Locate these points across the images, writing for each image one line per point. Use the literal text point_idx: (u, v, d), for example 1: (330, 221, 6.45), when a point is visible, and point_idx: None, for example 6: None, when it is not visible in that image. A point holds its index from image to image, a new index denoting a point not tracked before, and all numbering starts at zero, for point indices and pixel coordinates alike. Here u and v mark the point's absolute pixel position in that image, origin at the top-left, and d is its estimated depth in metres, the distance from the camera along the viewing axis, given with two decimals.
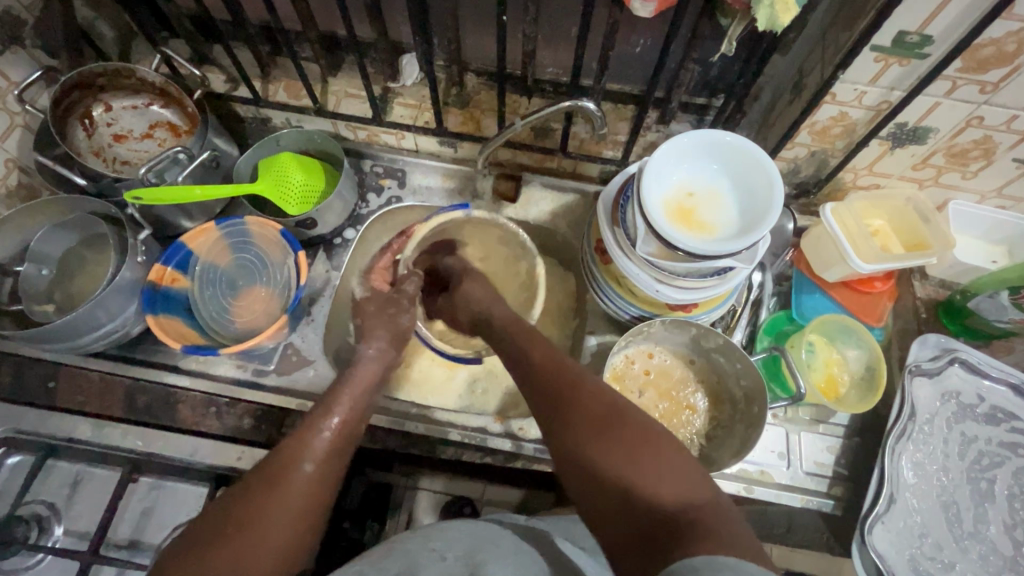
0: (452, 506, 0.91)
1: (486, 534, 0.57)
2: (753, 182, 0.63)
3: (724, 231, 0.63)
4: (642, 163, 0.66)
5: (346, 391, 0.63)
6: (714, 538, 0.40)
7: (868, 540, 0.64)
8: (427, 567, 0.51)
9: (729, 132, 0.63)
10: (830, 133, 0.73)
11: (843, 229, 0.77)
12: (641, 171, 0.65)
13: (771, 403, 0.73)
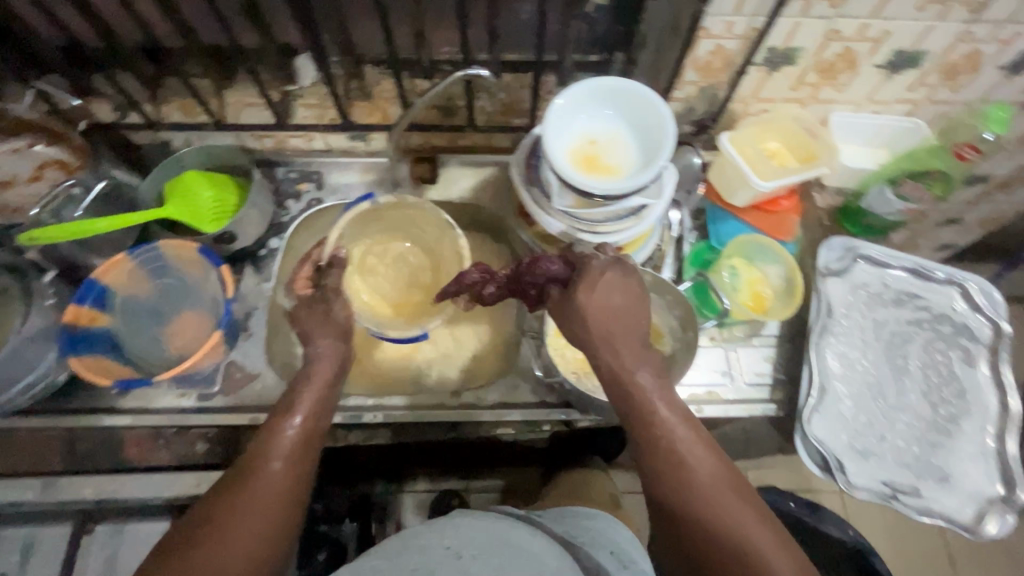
0: (441, 501, 0.98)
1: (496, 530, 0.60)
2: (646, 119, 0.66)
3: (630, 169, 0.66)
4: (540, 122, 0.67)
5: (305, 390, 0.62)
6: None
7: (809, 428, 0.70)
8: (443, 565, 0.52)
9: (612, 76, 0.66)
10: (713, 67, 0.78)
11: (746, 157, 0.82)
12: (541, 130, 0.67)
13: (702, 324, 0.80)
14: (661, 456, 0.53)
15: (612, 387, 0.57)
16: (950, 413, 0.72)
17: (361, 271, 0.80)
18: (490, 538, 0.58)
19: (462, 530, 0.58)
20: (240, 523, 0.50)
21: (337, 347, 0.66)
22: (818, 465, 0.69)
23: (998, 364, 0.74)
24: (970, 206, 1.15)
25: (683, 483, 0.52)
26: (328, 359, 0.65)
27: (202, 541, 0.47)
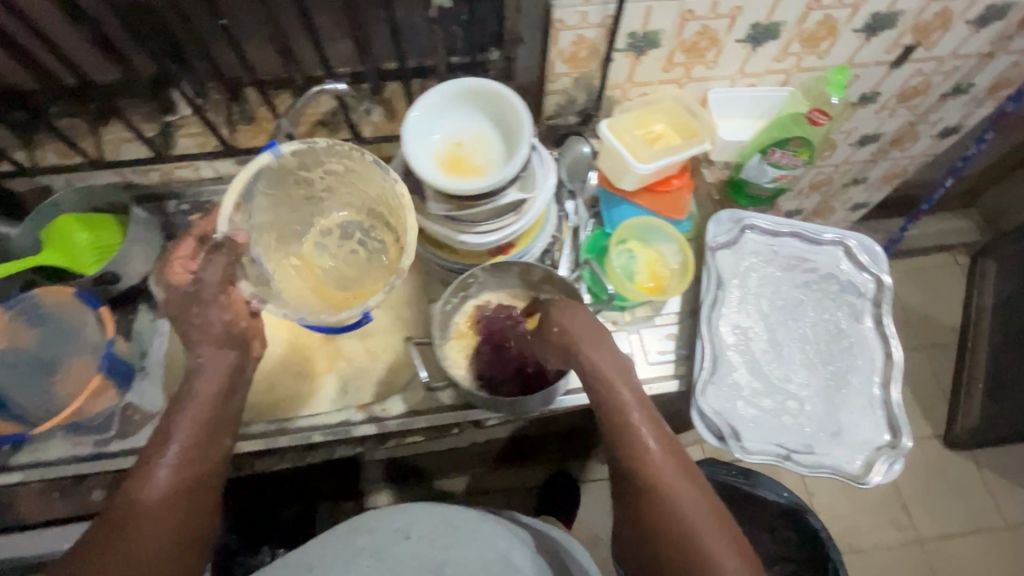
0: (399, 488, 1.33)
1: (452, 517, 0.79)
2: (504, 114, 0.67)
3: (497, 166, 0.67)
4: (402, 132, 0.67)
5: (186, 412, 0.61)
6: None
7: (702, 399, 0.71)
8: (393, 544, 0.74)
9: (462, 79, 0.67)
10: (580, 57, 0.79)
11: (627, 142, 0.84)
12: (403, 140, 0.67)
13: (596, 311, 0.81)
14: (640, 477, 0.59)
15: (596, 391, 0.61)
16: (839, 369, 0.75)
17: (307, 269, 0.82)
18: (432, 511, 0.80)
19: (415, 518, 0.78)
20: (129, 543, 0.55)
21: (222, 362, 0.64)
22: (714, 437, 0.70)
23: (880, 317, 0.77)
24: (869, 164, 1.19)
25: (654, 494, 0.58)
26: (213, 374, 0.63)
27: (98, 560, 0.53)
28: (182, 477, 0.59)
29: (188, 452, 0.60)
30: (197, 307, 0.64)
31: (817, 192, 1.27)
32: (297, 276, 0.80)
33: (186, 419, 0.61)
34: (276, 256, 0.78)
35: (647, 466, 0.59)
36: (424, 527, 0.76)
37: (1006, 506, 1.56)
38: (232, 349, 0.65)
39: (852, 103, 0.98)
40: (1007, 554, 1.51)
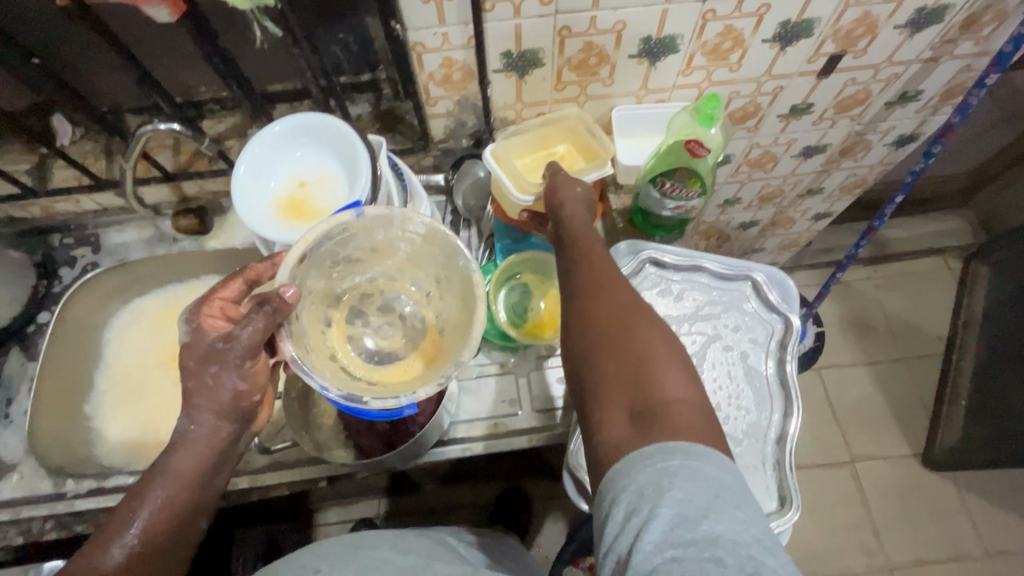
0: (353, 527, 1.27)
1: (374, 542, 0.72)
2: (337, 141, 0.62)
3: (340, 202, 0.62)
4: (236, 199, 0.61)
5: (159, 482, 0.53)
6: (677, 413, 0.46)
7: (574, 461, 0.68)
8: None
9: (274, 122, 0.61)
10: (455, 80, 0.73)
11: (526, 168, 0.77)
12: (240, 207, 0.60)
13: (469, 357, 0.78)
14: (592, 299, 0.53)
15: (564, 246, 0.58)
16: (734, 423, 0.69)
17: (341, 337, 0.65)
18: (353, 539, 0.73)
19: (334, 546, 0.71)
20: None
21: (221, 430, 0.56)
22: (581, 497, 0.68)
23: (784, 362, 0.71)
24: (822, 174, 1.09)
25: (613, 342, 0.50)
26: (195, 445, 0.55)
27: None
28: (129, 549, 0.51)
29: (166, 526, 0.53)
30: (216, 367, 0.55)
31: (769, 204, 1.18)
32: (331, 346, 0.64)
33: (165, 497, 0.53)
34: (313, 314, 0.63)
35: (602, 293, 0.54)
36: (331, 559, 0.59)
37: (986, 530, 1.47)
38: (231, 422, 0.57)
39: (784, 115, 0.88)
40: None
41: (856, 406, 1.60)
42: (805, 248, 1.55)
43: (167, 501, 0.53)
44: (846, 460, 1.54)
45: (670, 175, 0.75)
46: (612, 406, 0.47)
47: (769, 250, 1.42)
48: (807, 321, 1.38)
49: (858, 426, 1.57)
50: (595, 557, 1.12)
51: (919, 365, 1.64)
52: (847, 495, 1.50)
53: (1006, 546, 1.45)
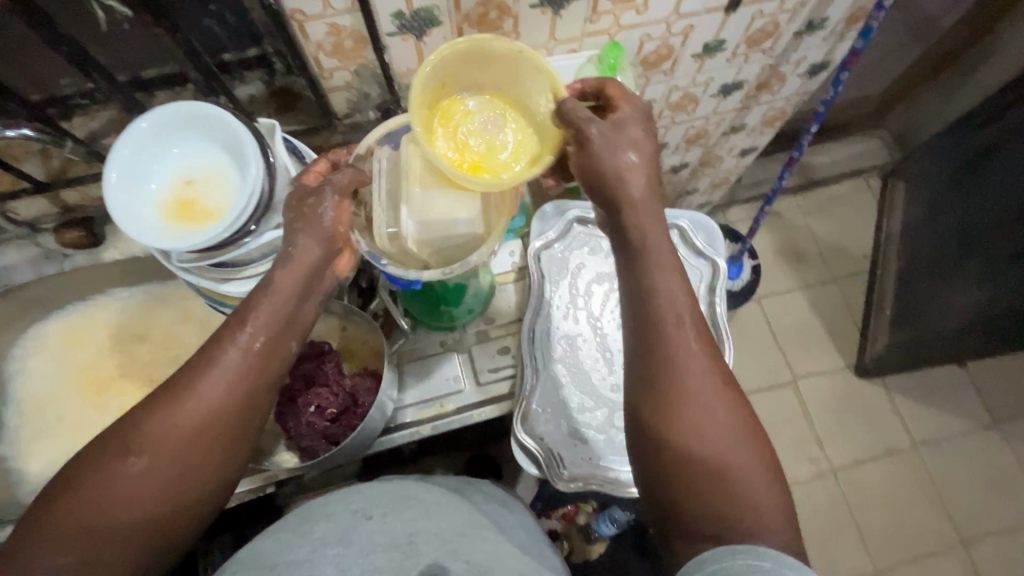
0: None
1: (405, 491, 0.63)
2: (218, 130, 0.57)
3: (234, 196, 0.56)
4: (112, 211, 0.54)
5: (264, 303, 0.51)
6: (738, 516, 0.46)
7: (522, 430, 0.68)
8: (353, 526, 0.56)
9: (140, 118, 0.55)
10: (347, 49, 0.67)
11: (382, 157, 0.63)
12: (118, 217, 0.54)
13: (409, 341, 0.76)
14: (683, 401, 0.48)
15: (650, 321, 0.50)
16: None
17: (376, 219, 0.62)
18: (382, 488, 0.63)
19: (368, 494, 0.61)
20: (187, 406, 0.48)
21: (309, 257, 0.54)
22: (533, 467, 0.68)
23: (713, 304, 0.74)
24: (742, 111, 1.10)
25: (704, 460, 0.47)
26: (296, 265, 0.53)
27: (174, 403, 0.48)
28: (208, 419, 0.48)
29: (236, 402, 0.50)
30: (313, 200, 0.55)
31: (695, 145, 1.18)
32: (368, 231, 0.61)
33: (229, 371, 0.49)
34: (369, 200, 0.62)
35: (697, 386, 0.49)
36: (386, 503, 0.60)
37: (913, 423, 1.62)
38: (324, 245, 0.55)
39: (697, 55, 0.87)
40: (912, 471, 1.57)
41: (794, 328, 1.69)
42: (735, 184, 1.59)
43: (271, 320, 0.51)
44: (789, 380, 1.64)
45: None
46: (696, 518, 0.47)
47: (702, 190, 1.45)
48: (742, 255, 1.43)
49: (798, 346, 1.68)
50: (567, 507, 1.17)
51: (849, 283, 1.74)
52: (792, 411, 1.61)
53: (929, 436, 1.60)
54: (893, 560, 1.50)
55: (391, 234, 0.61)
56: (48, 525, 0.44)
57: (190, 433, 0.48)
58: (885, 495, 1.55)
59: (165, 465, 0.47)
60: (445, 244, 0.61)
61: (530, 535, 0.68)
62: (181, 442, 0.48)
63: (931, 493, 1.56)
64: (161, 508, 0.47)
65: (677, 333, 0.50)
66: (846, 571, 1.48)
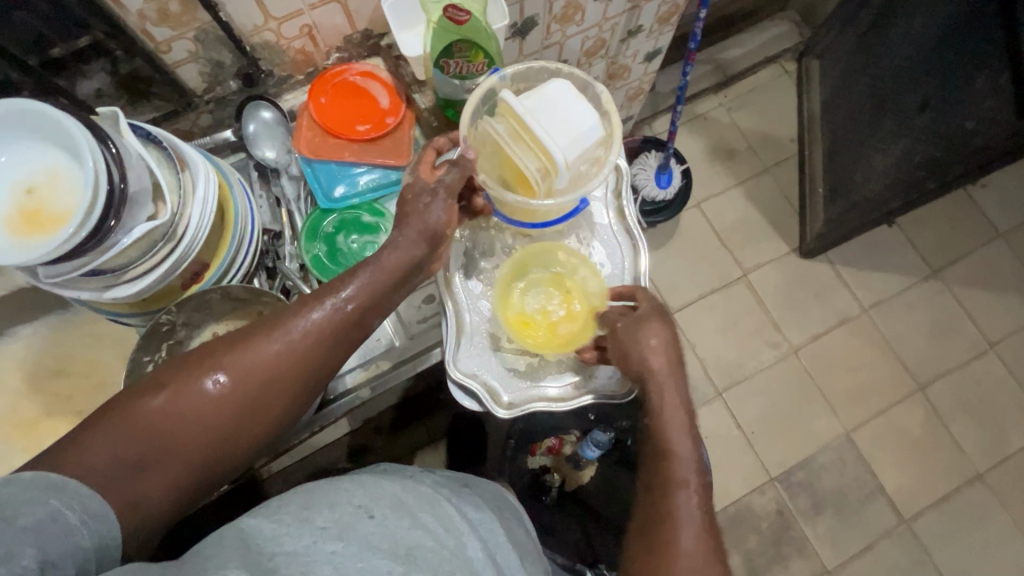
0: None
1: (403, 492, 0.60)
2: (39, 124, 0.52)
3: (80, 195, 0.52)
4: None
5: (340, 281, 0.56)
6: None
7: (455, 368, 0.67)
8: (354, 525, 0.52)
9: None
10: (176, 14, 0.61)
11: (488, 130, 0.58)
12: None
13: None
14: (665, 528, 0.54)
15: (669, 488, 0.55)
16: (591, 280, 0.70)
17: (517, 184, 0.59)
18: (384, 487, 0.60)
19: (371, 493, 0.57)
20: (264, 363, 0.53)
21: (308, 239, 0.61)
22: (473, 402, 0.67)
23: (623, 209, 0.72)
24: (634, 12, 1.07)
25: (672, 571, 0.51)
26: None
27: (251, 353, 0.53)
28: (271, 376, 0.53)
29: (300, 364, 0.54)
30: None
31: (597, 57, 1.15)
32: (523, 185, 0.59)
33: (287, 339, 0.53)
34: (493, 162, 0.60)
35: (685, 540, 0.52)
36: (388, 504, 0.56)
37: (861, 291, 1.69)
38: None
39: None
40: (867, 335, 1.66)
41: (737, 224, 1.72)
42: (652, 94, 1.57)
43: (368, 289, 0.56)
44: (740, 276, 1.68)
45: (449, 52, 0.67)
46: None
47: (619, 105, 1.43)
48: (670, 161, 1.42)
49: (744, 241, 1.71)
50: (549, 441, 1.20)
51: (781, 171, 1.77)
52: (747, 304, 1.66)
53: (877, 299, 1.68)
54: (862, 419, 1.59)
55: (543, 174, 0.56)
56: (119, 423, 0.49)
57: (265, 375, 0.53)
58: (845, 362, 1.63)
59: (228, 407, 0.52)
60: (584, 165, 0.58)
61: (508, 547, 0.63)
62: (255, 392, 0.53)
63: (887, 351, 1.65)
64: (212, 446, 0.52)
65: (683, 493, 0.54)
66: (820, 439, 1.57)
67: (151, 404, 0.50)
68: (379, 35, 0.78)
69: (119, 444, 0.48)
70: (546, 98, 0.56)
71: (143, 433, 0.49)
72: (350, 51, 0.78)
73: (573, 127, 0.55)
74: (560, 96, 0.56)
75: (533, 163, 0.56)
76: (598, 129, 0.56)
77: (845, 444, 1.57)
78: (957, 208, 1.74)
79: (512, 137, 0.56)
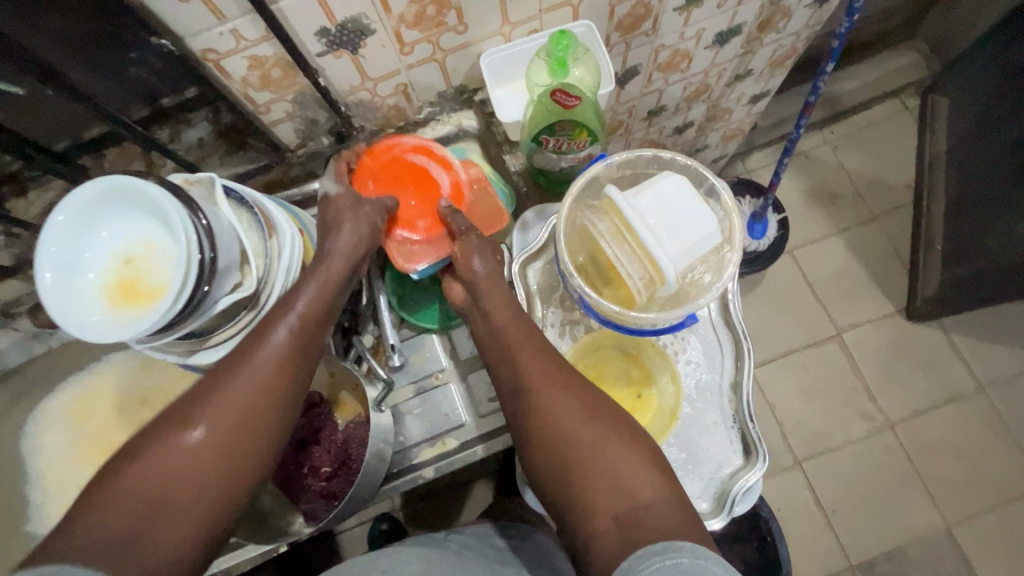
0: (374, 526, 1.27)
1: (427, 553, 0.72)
2: (136, 199, 0.52)
3: (175, 268, 0.52)
4: (58, 316, 0.51)
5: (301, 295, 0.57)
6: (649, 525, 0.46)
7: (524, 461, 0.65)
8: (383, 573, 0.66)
9: (54, 211, 0.51)
10: (277, 79, 0.60)
11: (588, 226, 0.53)
12: (66, 320, 0.51)
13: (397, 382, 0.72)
14: (559, 447, 0.52)
15: (537, 422, 0.53)
16: (685, 381, 0.62)
17: (616, 288, 0.53)
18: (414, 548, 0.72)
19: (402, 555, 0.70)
20: (234, 394, 0.51)
21: None
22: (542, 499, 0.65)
23: (727, 303, 0.63)
24: (745, 56, 0.97)
25: (591, 470, 0.50)
26: None
27: (215, 392, 0.51)
28: (252, 399, 0.52)
29: (268, 394, 0.53)
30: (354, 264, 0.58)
31: (697, 102, 1.06)
32: (621, 292, 0.53)
33: (254, 370, 0.52)
34: (591, 259, 0.54)
35: (582, 441, 0.51)
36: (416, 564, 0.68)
37: (978, 364, 1.48)
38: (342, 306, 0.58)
39: (681, 8, 0.75)
40: (981, 417, 1.45)
41: (834, 277, 1.56)
42: (751, 131, 1.45)
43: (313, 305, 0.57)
44: (832, 334, 1.53)
45: (552, 129, 0.66)
46: (599, 519, 0.48)
47: (714, 144, 1.32)
48: (766, 211, 1.31)
49: (840, 296, 1.55)
50: None
51: (891, 221, 1.58)
52: (839, 367, 1.50)
53: (997, 375, 1.47)
54: (966, 512, 1.40)
55: (647, 285, 0.50)
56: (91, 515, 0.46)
57: (239, 412, 0.51)
58: (952, 446, 1.44)
59: (205, 463, 0.49)
60: (692, 273, 0.52)
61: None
62: (233, 438, 0.51)
63: (1005, 437, 1.44)
64: (202, 507, 0.49)
65: (557, 406, 0.53)
66: (913, 529, 1.40)
67: (128, 477, 0.47)
68: (474, 89, 0.74)
69: (135, 490, 0.47)
70: (657, 198, 0.49)
71: (133, 504, 0.47)
72: (442, 105, 0.75)
73: (687, 234, 0.49)
74: (675, 197, 0.50)
75: (637, 272, 0.50)
76: (714, 237, 0.50)
77: (943, 540, 1.39)
78: None
79: (616, 240, 0.50)
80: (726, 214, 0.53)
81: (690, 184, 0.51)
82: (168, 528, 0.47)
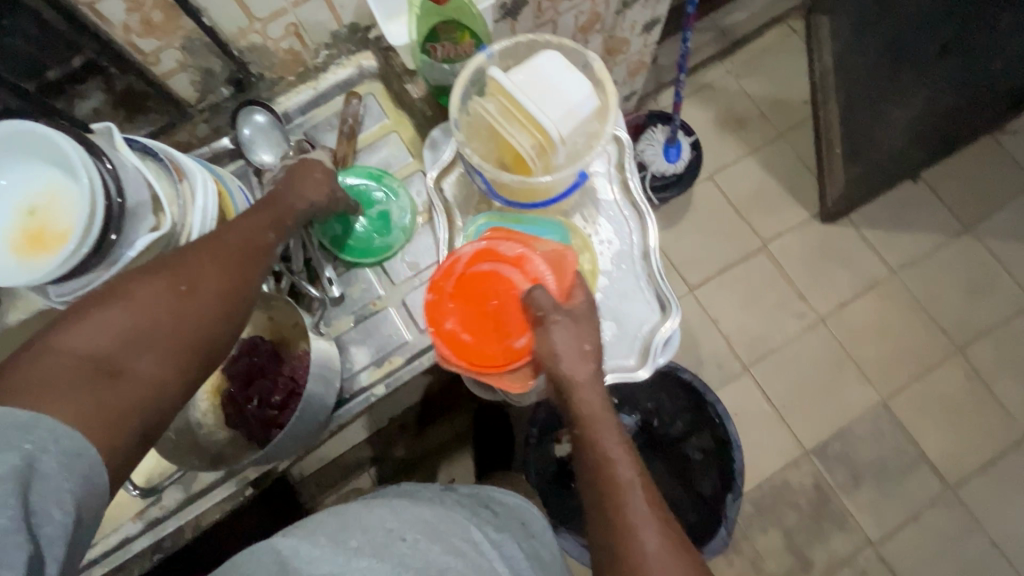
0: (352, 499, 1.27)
1: (424, 515, 0.57)
2: (31, 146, 0.53)
3: (79, 209, 0.52)
4: None
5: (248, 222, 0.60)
6: None
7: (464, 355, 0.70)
8: (384, 548, 0.51)
9: None
10: (160, 24, 0.62)
11: (480, 110, 0.57)
12: None
13: (337, 314, 0.74)
14: (607, 501, 0.50)
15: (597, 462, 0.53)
16: (601, 257, 0.68)
17: (513, 162, 0.58)
18: (411, 508, 0.58)
19: (396, 516, 0.55)
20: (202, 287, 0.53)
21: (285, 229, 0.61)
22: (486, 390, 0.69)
23: (627, 181, 0.69)
24: None
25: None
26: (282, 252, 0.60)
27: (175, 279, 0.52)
28: (223, 288, 0.54)
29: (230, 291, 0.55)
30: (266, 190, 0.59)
31: (592, 33, 1.12)
32: (518, 165, 0.58)
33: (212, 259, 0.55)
34: (488, 141, 0.59)
35: (635, 514, 0.49)
36: (417, 526, 0.54)
37: (888, 252, 1.62)
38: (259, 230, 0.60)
39: None
40: (898, 298, 1.59)
41: (752, 194, 1.67)
42: (654, 67, 1.53)
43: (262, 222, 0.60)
44: (758, 247, 1.63)
45: (436, 37, 0.67)
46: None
47: (620, 80, 1.39)
48: (677, 135, 1.39)
49: (760, 211, 1.66)
50: None
51: (794, 135, 1.70)
52: (769, 275, 1.61)
53: (905, 258, 1.61)
54: (897, 385, 1.54)
55: (538, 152, 0.55)
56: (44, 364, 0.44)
57: (205, 302, 0.53)
58: (877, 328, 1.57)
59: (162, 335, 0.50)
60: (578, 137, 0.57)
61: (533, 567, 0.61)
62: (192, 323, 0.52)
63: (920, 313, 1.58)
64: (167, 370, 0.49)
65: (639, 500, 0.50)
66: (855, 408, 1.52)
67: (75, 342, 0.46)
68: (366, 27, 0.77)
69: (87, 344, 0.46)
70: (535, 72, 0.54)
71: (90, 357, 0.46)
72: (338, 46, 0.77)
73: (566, 99, 0.53)
74: (550, 68, 0.54)
75: (527, 141, 0.55)
76: (591, 100, 0.55)
77: (882, 412, 1.52)
78: (986, 157, 1.66)
79: (504, 116, 0.55)
80: (602, 83, 0.59)
81: (563, 57, 0.55)
82: (125, 388, 0.46)
